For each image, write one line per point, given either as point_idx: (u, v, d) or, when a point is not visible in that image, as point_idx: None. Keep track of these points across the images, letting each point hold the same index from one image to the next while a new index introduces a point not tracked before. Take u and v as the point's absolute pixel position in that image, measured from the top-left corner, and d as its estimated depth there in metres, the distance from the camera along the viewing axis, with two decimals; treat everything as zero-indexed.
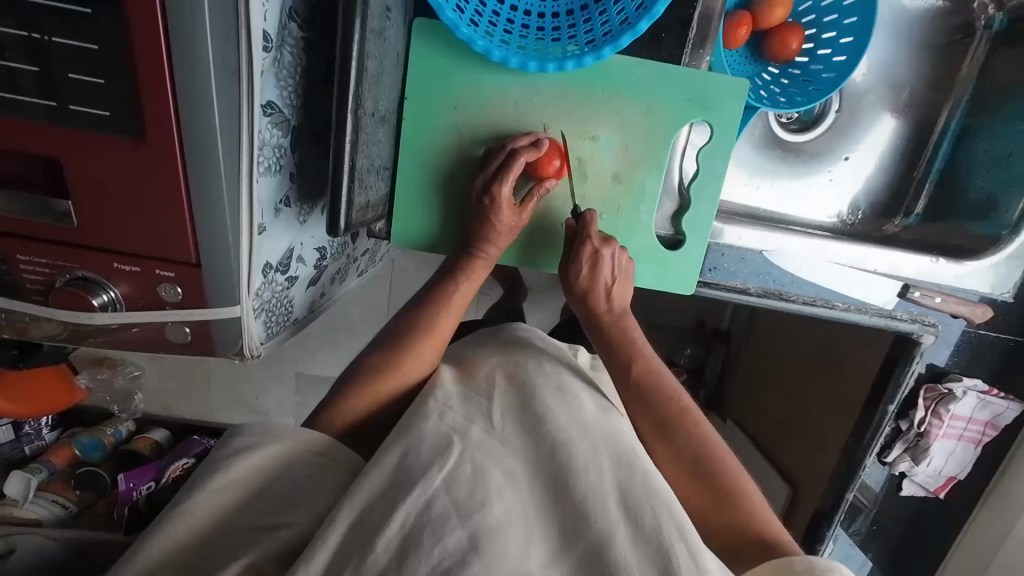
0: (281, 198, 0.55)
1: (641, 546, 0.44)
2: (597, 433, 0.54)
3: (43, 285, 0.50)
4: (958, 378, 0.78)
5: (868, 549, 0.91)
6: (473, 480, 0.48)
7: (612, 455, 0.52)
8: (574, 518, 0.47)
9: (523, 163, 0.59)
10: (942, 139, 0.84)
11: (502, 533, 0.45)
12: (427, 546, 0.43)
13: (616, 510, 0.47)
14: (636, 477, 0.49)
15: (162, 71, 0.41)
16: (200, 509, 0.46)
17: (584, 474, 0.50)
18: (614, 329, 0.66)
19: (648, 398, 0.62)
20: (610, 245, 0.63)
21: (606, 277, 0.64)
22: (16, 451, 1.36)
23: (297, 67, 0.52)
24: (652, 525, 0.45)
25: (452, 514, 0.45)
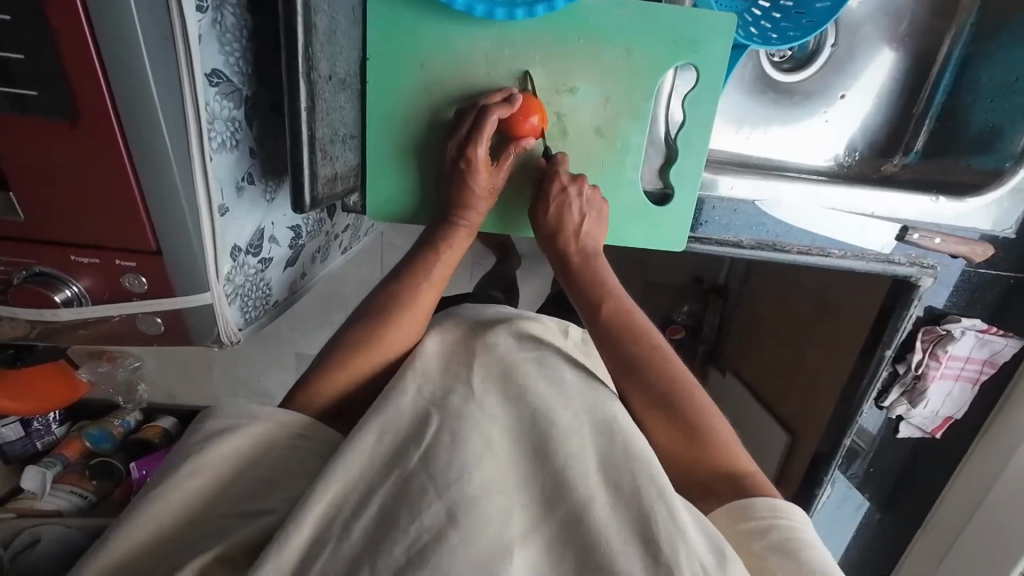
0: (243, 175, 0.51)
1: (620, 513, 0.46)
2: (579, 404, 0.56)
3: (2, 283, 0.48)
4: (957, 319, 0.77)
5: (864, 490, 0.93)
6: (450, 453, 0.48)
7: (594, 426, 0.53)
8: (553, 487, 0.48)
9: (496, 121, 0.56)
10: (944, 69, 0.79)
11: (480, 505, 0.44)
12: (406, 523, 0.43)
13: (596, 478, 0.48)
14: (618, 445, 0.51)
15: (85, 41, 0.37)
16: (181, 500, 0.46)
17: (565, 443, 0.51)
18: (583, 265, 0.64)
19: (620, 340, 0.60)
20: (579, 183, 0.60)
21: (573, 217, 0.61)
22: (28, 446, 1.38)
23: (241, 30, 0.48)
24: (631, 490, 0.47)
25: (430, 488, 0.45)
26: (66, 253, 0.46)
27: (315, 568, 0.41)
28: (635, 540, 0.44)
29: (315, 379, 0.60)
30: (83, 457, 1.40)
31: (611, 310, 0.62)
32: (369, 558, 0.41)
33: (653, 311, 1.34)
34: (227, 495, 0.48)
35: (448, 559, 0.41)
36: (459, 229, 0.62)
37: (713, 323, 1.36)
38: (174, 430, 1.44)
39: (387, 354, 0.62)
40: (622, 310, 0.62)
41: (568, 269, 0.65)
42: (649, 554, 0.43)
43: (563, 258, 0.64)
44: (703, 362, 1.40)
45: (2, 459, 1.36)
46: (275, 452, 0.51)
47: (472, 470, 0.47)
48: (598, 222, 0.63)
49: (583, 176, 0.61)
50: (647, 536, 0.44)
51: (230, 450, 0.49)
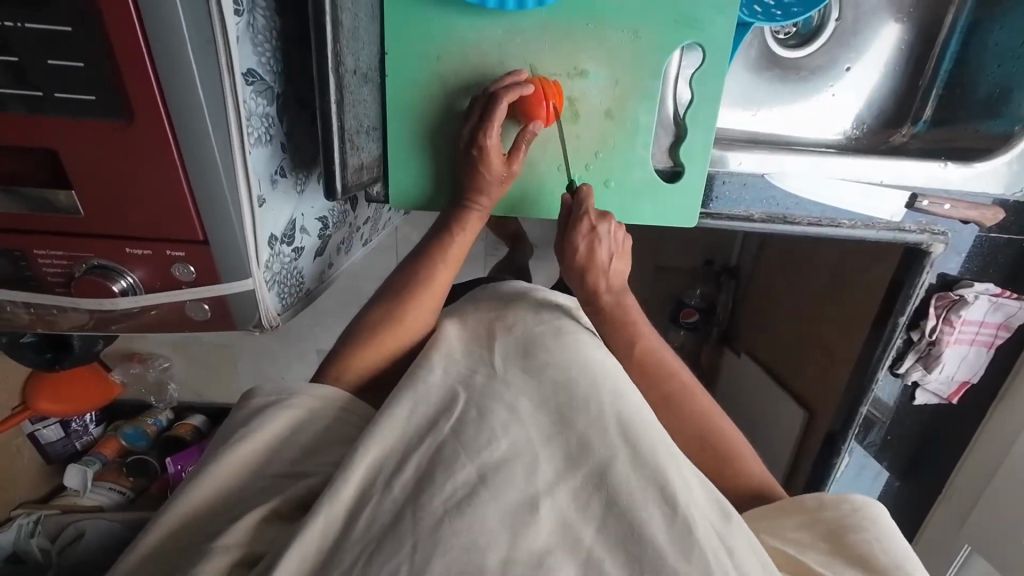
0: (276, 168, 0.55)
1: (639, 468, 0.49)
2: (597, 370, 0.58)
3: (63, 276, 0.52)
4: (969, 284, 0.77)
5: (883, 458, 0.94)
6: (477, 422, 0.52)
7: (612, 391, 0.56)
8: (579, 444, 0.51)
9: (502, 111, 0.59)
10: (949, 39, 0.80)
11: (507, 469, 0.48)
12: (439, 481, 0.47)
13: (616, 437, 0.52)
14: (632, 412, 0.54)
15: (139, 49, 0.41)
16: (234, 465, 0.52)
17: (584, 410, 0.54)
18: (616, 306, 0.67)
19: (656, 376, 0.66)
20: (606, 221, 0.63)
21: (602, 254, 0.64)
22: (68, 446, 1.45)
23: (271, 31, 0.51)
24: (650, 450, 0.50)
25: (461, 452, 0.49)
26: (121, 246, 0.50)
27: (359, 523, 0.45)
28: (654, 493, 0.48)
29: (346, 354, 0.63)
30: (120, 456, 1.47)
31: (644, 359, 0.66)
32: (407, 513, 0.45)
33: (665, 293, 1.36)
34: (275, 465, 0.52)
35: (480, 511, 0.45)
36: (471, 210, 0.65)
37: (726, 304, 1.38)
38: (206, 427, 1.50)
39: (411, 332, 0.66)
40: (656, 354, 0.66)
41: (600, 310, 0.67)
42: (669, 506, 0.47)
43: (591, 295, 0.67)
44: (717, 343, 1.42)
45: (45, 459, 1.43)
46: (316, 425, 0.55)
47: (499, 436, 0.50)
48: (624, 261, 0.66)
49: (609, 214, 0.64)
50: (664, 491, 0.48)
51: (273, 424, 0.54)
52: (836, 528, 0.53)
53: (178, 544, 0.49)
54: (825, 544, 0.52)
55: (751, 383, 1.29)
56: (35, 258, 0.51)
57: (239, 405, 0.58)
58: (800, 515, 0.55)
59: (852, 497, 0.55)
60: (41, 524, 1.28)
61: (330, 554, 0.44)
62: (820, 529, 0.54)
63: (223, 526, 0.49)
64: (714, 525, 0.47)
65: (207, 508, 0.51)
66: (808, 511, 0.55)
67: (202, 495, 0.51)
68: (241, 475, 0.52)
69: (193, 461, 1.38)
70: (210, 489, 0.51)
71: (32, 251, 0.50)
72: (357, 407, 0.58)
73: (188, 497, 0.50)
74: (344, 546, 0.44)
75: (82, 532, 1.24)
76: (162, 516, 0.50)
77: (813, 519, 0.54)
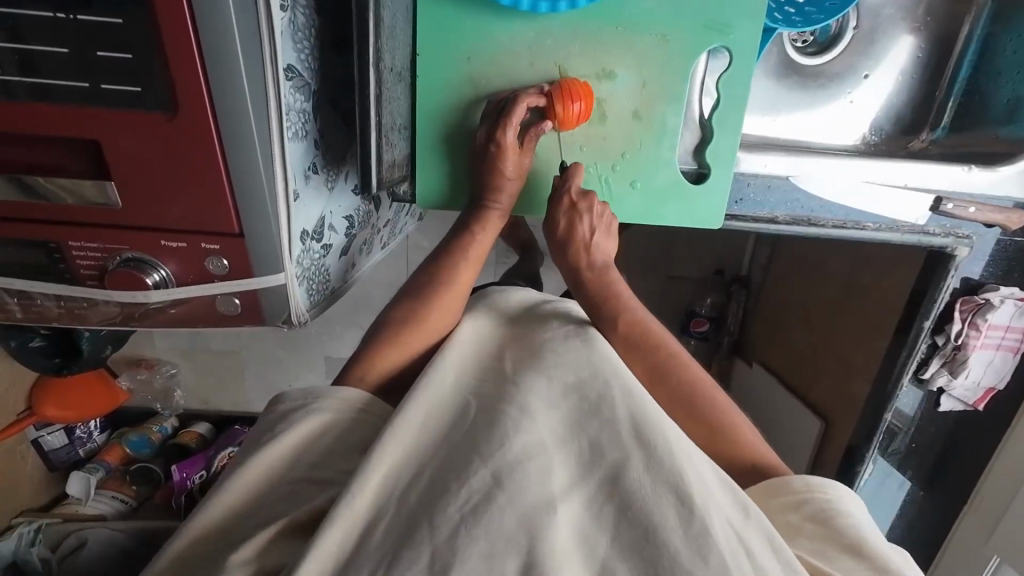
0: (309, 165, 0.55)
1: (655, 469, 0.48)
2: (608, 372, 0.57)
3: (96, 269, 0.52)
4: (994, 289, 0.76)
5: (906, 468, 0.92)
6: (493, 423, 0.52)
7: (621, 389, 0.55)
8: (591, 448, 0.51)
9: (524, 106, 0.59)
10: (965, 50, 0.81)
11: (522, 467, 0.48)
12: (457, 486, 0.46)
13: (629, 440, 0.51)
14: (645, 410, 0.53)
15: (188, 39, 0.41)
16: (251, 473, 0.51)
17: (600, 412, 0.54)
18: (597, 283, 0.69)
19: (641, 347, 0.66)
20: (589, 200, 0.64)
21: (584, 230, 0.66)
22: (71, 454, 1.43)
23: (310, 28, 0.52)
24: (665, 450, 0.49)
25: (476, 457, 0.49)
26: (156, 239, 0.50)
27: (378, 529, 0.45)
28: (670, 492, 0.47)
29: (365, 355, 0.63)
30: (123, 464, 1.45)
31: (627, 329, 0.67)
32: (426, 518, 0.45)
33: (677, 302, 1.36)
34: (293, 469, 0.52)
35: (499, 518, 0.44)
36: (492, 209, 0.65)
37: (737, 314, 1.38)
38: (211, 435, 1.49)
39: (433, 332, 0.65)
40: (640, 326, 0.67)
41: (581, 285, 0.70)
42: (684, 503, 0.46)
43: (575, 270, 0.70)
44: (728, 353, 1.41)
45: (48, 466, 1.41)
46: (336, 428, 0.54)
47: (512, 437, 0.50)
48: (608, 240, 0.68)
49: (593, 193, 0.65)
50: (680, 490, 0.47)
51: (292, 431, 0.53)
52: (817, 513, 0.53)
53: (194, 554, 0.48)
54: (809, 533, 0.52)
55: (765, 393, 1.28)
56: (69, 250, 0.51)
57: (267, 411, 0.57)
58: (785, 500, 0.54)
59: (816, 478, 0.55)
60: (42, 533, 1.26)
61: (349, 560, 0.44)
62: (801, 514, 0.53)
63: (239, 533, 0.48)
64: (732, 523, 0.47)
65: (222, 515, 0.50)
66: (791, 496, 0.54)
67: (219, 503, 0.50)
68: (263, 477, 0.51)
69: (199, 470, 1.35)
70: (233, 495, 0.50)
71: (68, 243, 0.50)
72: (373, 409, 0.57)
73: (213, 500, 0.50)
74: (363, 552, 0.44)
75: (84, 542, 1.19)
76: (191, 521, 0.49)
77: (794, 504, 0.54)
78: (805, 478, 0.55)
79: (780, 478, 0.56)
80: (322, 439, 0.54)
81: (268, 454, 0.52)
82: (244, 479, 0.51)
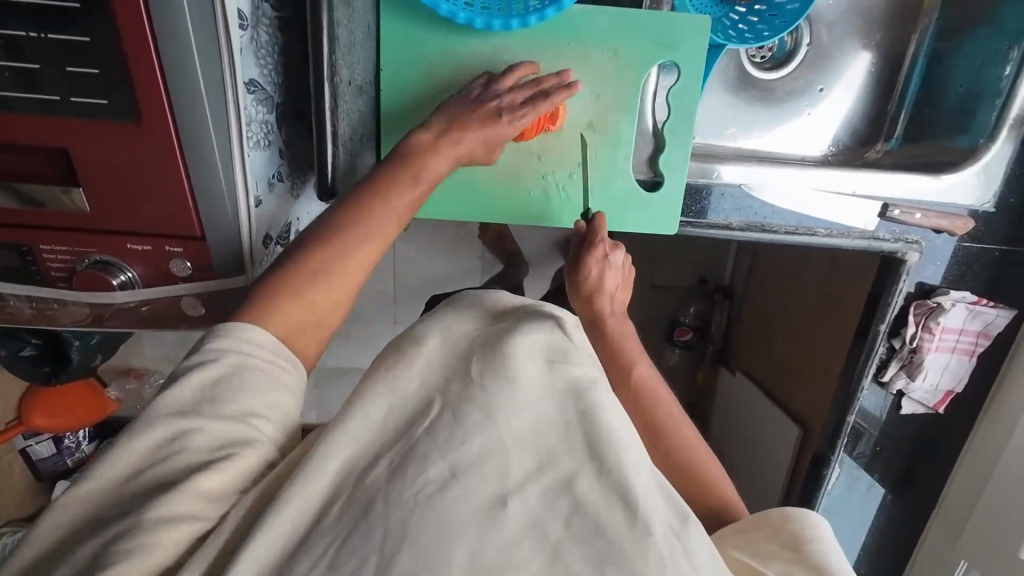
0: (273, 173, 0.58)
1: (605, 479, 0.46)
2: (568, 385, 0.52)
3: (66, 270, 0.54)
4: (947, 292, 0.79)
5: (873, 471, 0.93)
6: (452, 424, 0.48)
7: (577, 405, 0.51)
8: (544, 458, 0.47)
9: (518, 74, 0.62)
10: (914, 64, 0.85)
11: (480, 468, 0.45)
12: (414, 474, 0.44)
13: (581, 452, 0.48)
14: (601, 425, 0.49)
15: (150, 57, 0.45)
16: (125, 452, 0.42)
17: (548, 427, 0.49)
18: (618, 334, 0.68)
19: (651, 410, 0.65)
20: (619, 250, 0.68)
21: (612, 283, 0.67)
22: (59, 464, 1.43)
23: (274, 46, 0.55)
24: (615, 462, 0.47)
25: (435, 450, 0.46)
26: (123, 242, 0.53)
27: None
28: (618, 502, 0.45)
29: None
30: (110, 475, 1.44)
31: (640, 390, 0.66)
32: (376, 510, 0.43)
33: (658, 311, 1.39)
34: None
35: (452, 508, 0.43)
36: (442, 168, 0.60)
37: (721, 323, 1.41)
38: None
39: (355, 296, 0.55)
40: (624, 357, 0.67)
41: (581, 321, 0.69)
42: (629, 507, 0.45)
43: (595, 320, 0.68)
44: (713, 362, 1.44)
45: (35, 476, 1.42)
46: (235, 392, 0.45)
47: (473, 436, 0.47)
48: (627, 291, 0.70)
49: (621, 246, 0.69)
50: (627, 496, 0.45)
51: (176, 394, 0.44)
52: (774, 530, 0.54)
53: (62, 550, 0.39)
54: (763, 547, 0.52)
55: (748, 401, 1.29)
56: (40, 252, 0.53)
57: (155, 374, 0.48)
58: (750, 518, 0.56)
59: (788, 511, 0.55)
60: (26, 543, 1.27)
61: (286, 562, 0.40)
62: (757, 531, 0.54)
63: None
64: (674, 528, 0.45)
65: None
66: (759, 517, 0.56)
67: None
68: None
69: None
70: (126, 458, 0.41)
71: (39, 246, 0.53)
72: None
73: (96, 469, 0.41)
74: (303, 553, 0.40)
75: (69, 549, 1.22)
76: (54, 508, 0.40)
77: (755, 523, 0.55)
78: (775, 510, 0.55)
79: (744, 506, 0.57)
80: (239, 399, 0.45)
81: (173, 412, 0.43)
82: (120, 457, 0.41)
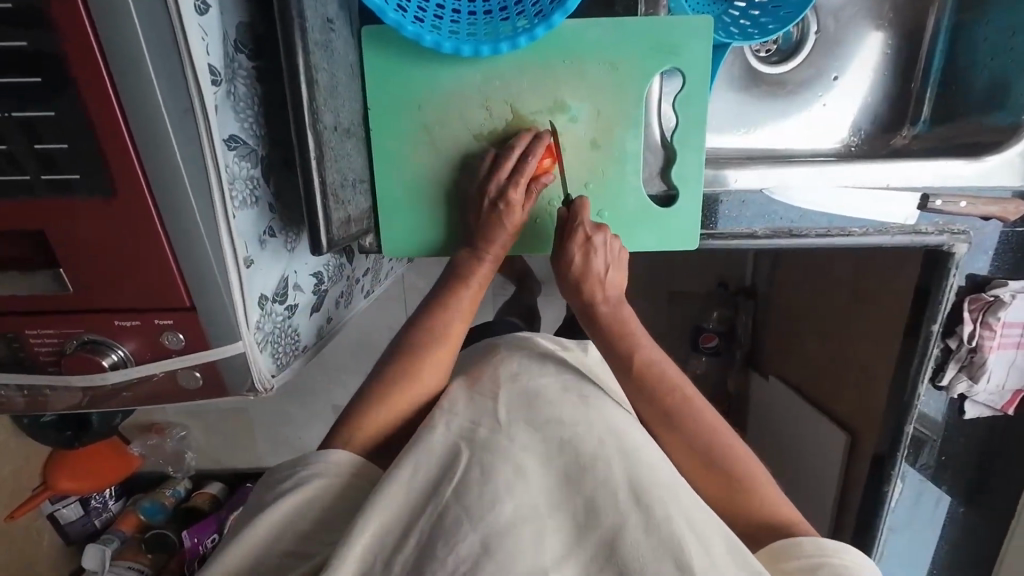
0: (264, 229, 0.54)
1: (653, 533, 0.45)
2: (602, 426, 0.54)
3: (54, 353, 0.51)
4: (1004, 283, 0.71)
5: (940, 481, 0.84)
6: (481, 486, 0.48)
7: (618, 447, 0.52)
8: (587, 509, 0.48)
9: (533, 166, 0.60)
10: (935, 40, 0.79)
11: (513, 535, 0.45)
12: (443, 553, 0.44)
13: (625, 501, 0.48)
14: (643, 468, 0.50)
15: (120, 130, 0.42)
16: (233, 555, 0.48)
17: (593, 468, 0.51)
18: (613, 320, 0.63)
19: (659, 397, 0.60)
20: (602, 232, 0.61)
21: (598, 265, 0.62)
22: (87, 525, 1.40)
23: (253, 98, 0.52)
24: (663, 515, 0.46)
25: (465, 519, 0.46)
26: (111, 319, 0.50)
27: None
28: (669, 562, 0.44)
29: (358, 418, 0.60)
30: (139, 531, 1.42)
31: (645, 375, 0.61)
32: None
33: (680, 319, 1.34)
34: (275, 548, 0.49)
35: None
36: (484, 265, 0.64)
37: (746, 325, 1.33)
38: (224, 495, 1.46)
39: (422, 393, 0.63)
40: (655, 365, 0.61)
41: (596, 320, 0.64)
42: (683, 575, 0.43)
43: (587, 304, 0.63)
44: (742, 368, 1.36)
45: (65, 539, 1.39)
46: (324, 498, 0.51)
47: (503, 499, 0.47)
48: (620, 270, 0.63)
49: (605, 225, 0.62)
50: (680, 559, 0.44)
51: (275, 508, 0.50)
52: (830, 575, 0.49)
53: None
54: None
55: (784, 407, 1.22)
56: (27, 338, 0.51)
57: (260, 483, 0.56)
58: (798, 563, 0.51)
59: (827, 542, 0.52)
60: None
61: None
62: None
63: None
64: None
65: None
66: (805, 559, 0.51)
67: None
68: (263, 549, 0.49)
69: (211, 533, 1.33)
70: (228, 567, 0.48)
71: (24, 332, 0.50)
72: (367, 475, 0.54)
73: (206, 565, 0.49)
74: None
75: None
76: None
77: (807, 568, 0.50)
78: (817, 542, 0.52)
79: (791, 541, 0.53)
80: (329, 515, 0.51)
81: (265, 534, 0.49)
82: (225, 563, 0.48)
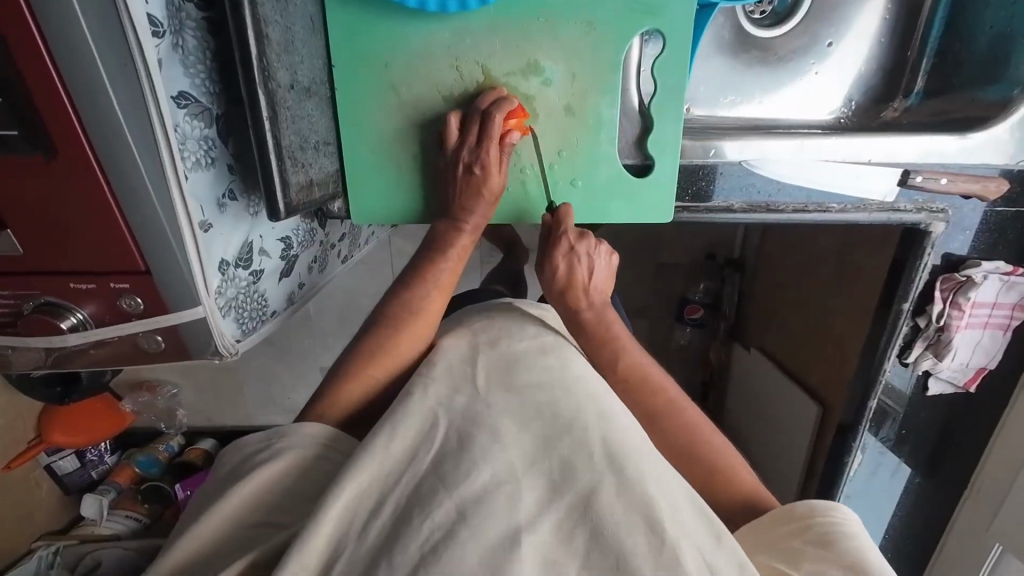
0: (224, 191, 0.52)
1: (626, 494, 0.46)
2: (579, 391, 0.56)
3: (13, 312, 0.52)
4: (977, 264, 0.71)
5: (902, 453, 0.87)
6: (457, 457, 0.48)
7: (596, 413, 0.53)
8: (563, 471, 0.48)
9: (499, 123, 0.57)
10: (936, 5, 0.75)
11: (489, 500, 0.45)
12: (417, 522, 0.44)
13: (601, 461, 0.48)
14: (619, 434, 0.51)
15: (55, 85, 0.41)
16: (207, 526, 0.49)
17: (568, 431, 0.51)
18: (596, 323, 0.64)
19: (642, 395, 0.62)
20: (586, 240, 0.62)
21: (583, 273, 0.63)
22: (84, 477, 1.43)
23: (205, 52, 0.49)
24: (636, 477, 0.47)
25: (440, 490, 0.46)
26: (67, 281, 0.50)
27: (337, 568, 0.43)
28: (640, 517, 0.45)
29: (334, 386, 0.60)
30: (135, 483, 1.47)
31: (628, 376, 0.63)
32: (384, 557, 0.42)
33: (666, 291, 1.34)
34: (251, 513, 0.50)
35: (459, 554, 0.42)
36: (465, 236, 0.63)
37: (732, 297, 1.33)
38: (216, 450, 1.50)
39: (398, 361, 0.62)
40: (638, 366, 0.63)
41: (586, 332, 0.65)
42: (652, 529, 0.44)
43: (573, 313, 0.65)
44: (726, 340, 1.38)
45: (63, 489, 1.41)
46: (300, 468, 0.52)
47: (480, 465, 0.47)
48: (608, 279, 0.65)
49: (588, 232, 0.62)
50: (649, 516, 0.45)
51: (254, 477, 0.51)
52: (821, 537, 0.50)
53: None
54: (812, 555, 0.48)
55: (762, 378, 1.24)
56: None
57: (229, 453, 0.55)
58: (787, 527, 0.52)
59: (821, 504, 0.52)
60: (58, 556, 1.24)
61: None
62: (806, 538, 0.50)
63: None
64: (701, 547, 0.44)
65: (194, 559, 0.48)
66: (794, 521, 0.52)
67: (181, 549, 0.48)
68: (239, 514, 0.49)
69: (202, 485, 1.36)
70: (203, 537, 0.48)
71: None
72: (339, 444, 0.54)
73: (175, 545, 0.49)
74: None
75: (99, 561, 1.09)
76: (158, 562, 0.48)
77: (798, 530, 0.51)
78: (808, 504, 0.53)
79: (785, 508, 0.53)
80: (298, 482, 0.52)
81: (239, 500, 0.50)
82: (200, 530, 0.49)
